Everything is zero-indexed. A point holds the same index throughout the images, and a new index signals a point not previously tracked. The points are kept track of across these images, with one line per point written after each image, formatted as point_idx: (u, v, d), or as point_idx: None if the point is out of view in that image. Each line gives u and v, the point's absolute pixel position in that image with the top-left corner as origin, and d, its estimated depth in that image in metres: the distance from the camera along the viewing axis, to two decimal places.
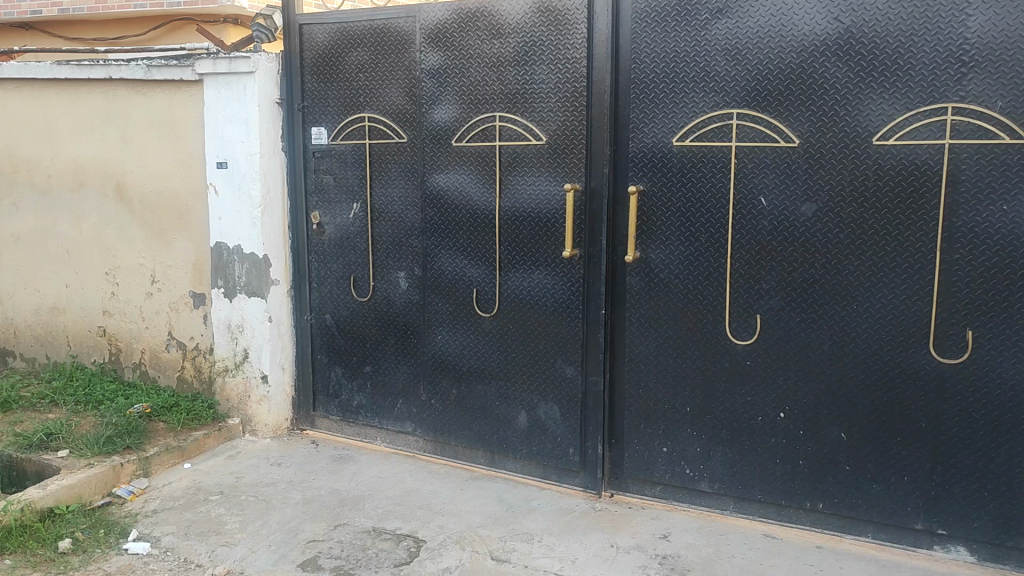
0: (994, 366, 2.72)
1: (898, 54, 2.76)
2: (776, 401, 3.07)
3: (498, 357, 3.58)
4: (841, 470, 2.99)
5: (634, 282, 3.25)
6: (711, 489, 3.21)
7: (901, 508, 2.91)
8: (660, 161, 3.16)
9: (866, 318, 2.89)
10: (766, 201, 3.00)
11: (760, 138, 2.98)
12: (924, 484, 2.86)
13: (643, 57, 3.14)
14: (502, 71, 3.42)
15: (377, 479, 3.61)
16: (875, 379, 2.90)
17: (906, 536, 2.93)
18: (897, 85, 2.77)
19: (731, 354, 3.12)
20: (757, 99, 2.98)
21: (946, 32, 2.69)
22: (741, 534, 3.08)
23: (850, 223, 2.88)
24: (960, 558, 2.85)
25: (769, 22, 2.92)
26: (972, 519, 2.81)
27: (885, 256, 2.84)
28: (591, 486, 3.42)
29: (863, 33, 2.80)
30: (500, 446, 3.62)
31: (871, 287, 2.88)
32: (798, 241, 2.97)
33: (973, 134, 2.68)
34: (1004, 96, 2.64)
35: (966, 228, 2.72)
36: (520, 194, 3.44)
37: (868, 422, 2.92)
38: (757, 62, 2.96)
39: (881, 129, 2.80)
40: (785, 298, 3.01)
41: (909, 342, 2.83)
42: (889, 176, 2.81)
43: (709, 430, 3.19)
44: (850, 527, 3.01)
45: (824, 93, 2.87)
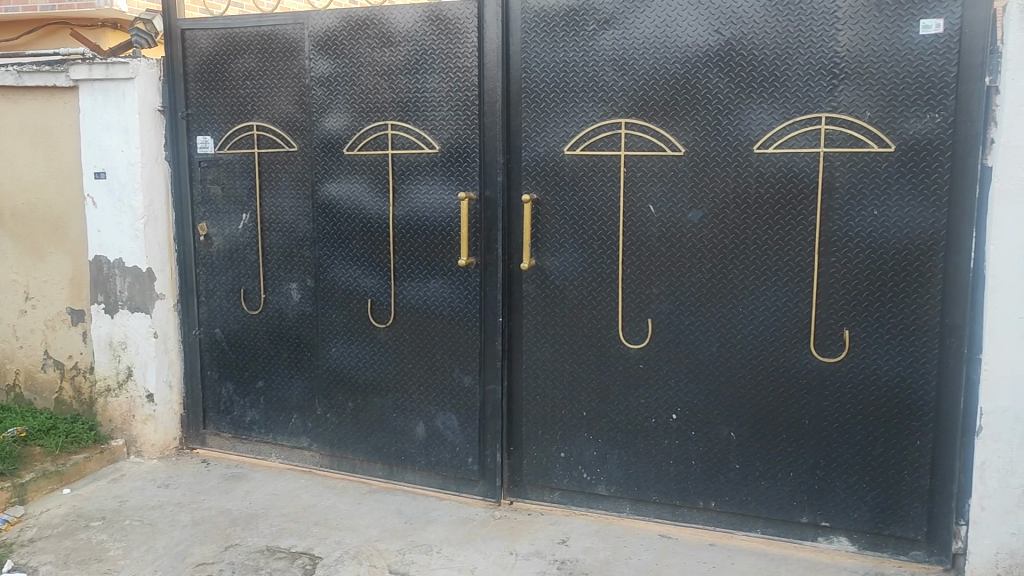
0: (869, 364, 2.86)
1: (775, 66, 2.87)
2: (668, 403, 3.14)
3: (395, 368, 3.54)
4: (731, 468, 3.08)
5: (530, 289, 3.28)
6: (608, 492, 3.26)
7: (787, 503, 3.02)
8: (552, 169, 3.20)
9: (752, 320, 3.00)
10: (655, 208, 3.07)
11: (648, 147, 3.05)
12: (809, 479, 2.98)
13: (534, 66, 3.18)
14: (393, 79, 3.40)
15: (271, 497, 3.51)
16: (761, 379, 3.00)
17: (793, 529, 3.04)
18: (774, 96, 2.88)
19: (625, 358, 3.17)
20: (644, 109, 3.05)
21: (819, 45, 2.82)
22: (637, 535, 3.14)
23: (734, 229, 2.98)
24: (842, 548, 2.98)
25: (653, 33, 3.00)
26: (852, 510, 2.94)
27: (768, 261, 2.95)
28: (490, 494, 3.42)
29: (742, 46, 2.90)
30: (398, 458, 3.58)
31: (755, 290, 2.98)
32: (686, 247, 3.05)
33: (845, 143, 2.82)
34: (873, 107, 2.78)
35: (840, 232, 2.85)
36: (414, 203, 3.42)
37: (755, 421, 3.03)
38: (643, 72, 3.03)
39: (761, 137, 2.91)
40: (675, 302, 3.09)
41: (792, 342, 2.95)
42: (769, 184, 2.92)
43: (605, 434, 3.24)
44: (740, 524, 3.11)
45: (707, 104, 2.97)
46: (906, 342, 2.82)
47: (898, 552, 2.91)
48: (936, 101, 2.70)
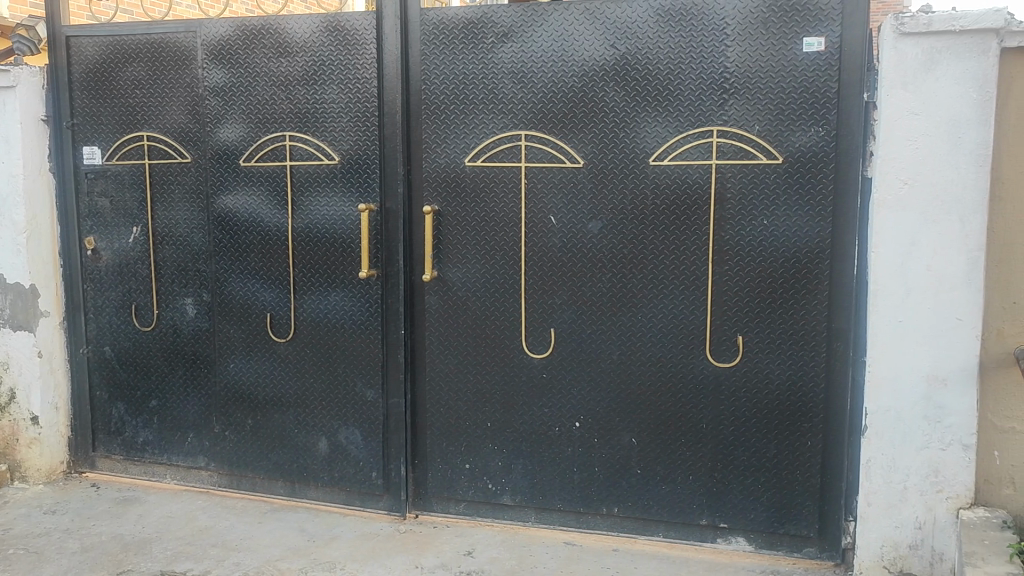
0: (761, 369, 2.97)
1: (668, 80, 2.95)
2: (571, 411, 3.17)
3: (296, 383, 3.47)
4: (633, 474, 3.13)
5: (432, 301, 3.27)
6: (513, 502, 3.27)
7: (687, 506, 3.10)
8: (453, 180, 3.20)
9: (650, 328, 3.06)
10: (555, 219, 3.11)
11: (548, 159, 3.09)
12: (707, 481, 3.06)
13: (433, 78, 3.19)
14: (290, 90, 3.35)
15: (167, 519, 3.40)
16: (660, 385, 3.07)
17: (693, 531, 3.11)
18: (668, 109, 2.96)
19: (528, 368, 3.20)
20: (544, 121, 3.09)
21: (709, 61, 2.91)
22: (543, 543, 3.16)
23: (632, 239, 3.05)
24: (740, 548, 3.07)
25: (551, 47, 3.05)
26: (749, 511, 3.04)
27: (665, 270, 3.03)
28: (396, 508, 3.39)
29: (637, 60, 2.98)
30: (300, 474, 3.51)
31: (653, 298, 3.05)
32: (586, 257, 3.10)
33: (736, 155, 2.92)
34: (761, 121, 2.89)
35: (732, 242, 2.95)
36: (314, 215, 3.37)
37: (655, 427, 3.09)
38: (541, 85, 3.07)
39: (657, 150, 2.98)
40: (576, 311, 3.13)
41: (689, 349, 3.03)
42: (664, 195, 3.00)
43: (509, 444, 3.25)
44: (643, 528, 3.17)
45: (604, 116, 3.03)
46: (796, 346, 2.93)
47: (793, 549, 3.02)
48: (820, 115, 2.83)
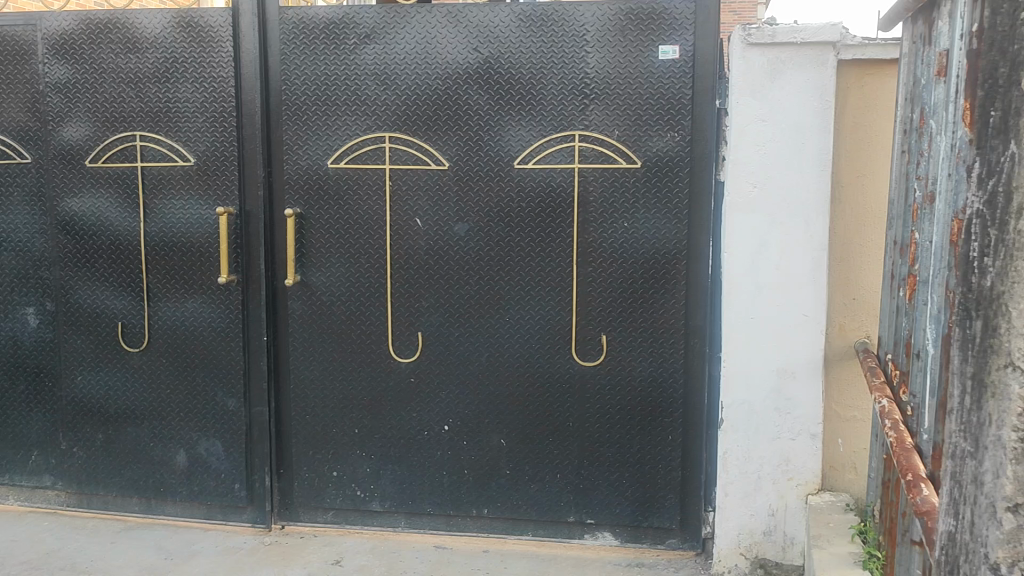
0: (623, 367, 3.05)
1: (531, 84, 2.99)
2: (439, 415, 3.17)
3: (151, 394, 3.32)
4: (501, 475, 3.16)
5: (296, 306, 3.20)
6: (382, 508, 3.24)
7: (555, 504, 3.14)
8: (316, 182, 3.14)
9: (516, 329, 3.09)
10: (421, 222, 3.10)
11: (412, 161, 3.08)
12: (574, 479, 3.12)
13: (293, 78, 3.12)
14: (140, 88, 3.20)
15: (9, 543, 3.19)
16: (527, 386, 3.10)
17: (561, 529, 3.16)
18: (530, 113, 3.00)
19: (396, 372, 3.17)
20: (408, 124, 3.07)
21: (569, 67, 2.97)
22: (413, 549, 3.15)
23: (498, 241, 3.07)
24: (606, 542, 3.15)
25: (415, 49, 3.04)
26: (615, 506, 3.11)
27: (530, 272, 3.06)
28: (260, 520, 3.29)
29: (500, 64, 3.00)
30: (157, 490, 3.36)
31: (519, 300, 3.08)
32: (452, 260, 3.10)
33: (597, 159, 2.99)
34: (620, 126, 2.97)
35: (594, 244, 3.02)
36: (168, 219, 3.24)
37: (522, 428, 3.12)
38: (405, 87, 3.06)
39: (520, 153, 3.02)
40: (443, 314, 3.13)
41: (554, 349, 3.08)
42: (530, 197, 3.03)
43: (378, 450, 3.22)
44: (512, 528, 3.19)
45: (468, 119, 3.04)
46: (656, 344, 3.03)
47: (656, 541, 3.12)
48: (675, 121, 2.93)
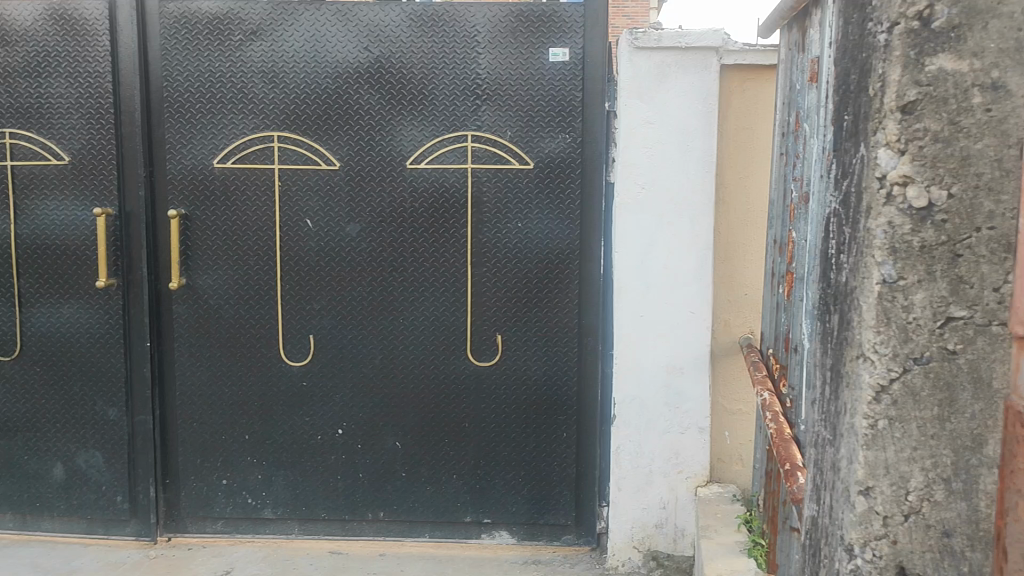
0: (517, 366, 3.07)
1: (422, 84, 2.98)
2: (333, 418, 3.12)
3: (24, 405, 3.17)
4: (397, 478, 3.14)
5: (181, 310, 3.10)
6: (275, 515, 3.18)
7: (452, 505, 3.15)
8: (202, 182, 3.05)
9: (410, 331, 3.08)
10: (312, 222, 3.05)
11: (302, 161, 3.03)
12: (470, 479, 3.13)
13: (176, 74, 3.03)
14: (10, 83, 3.05)
15: None
16: (422, 387, 3.10)
17: (458, 529, 3.17)
18: (422, 113, 2.99)
19: (288, 376, 3.12)
20: (297, 123, 3.02)
21: (461, 68, 2.97)
22: (307, 556, 3.10)
23: (391, 241, 3.05)
24: (503, 541, 3.17)
25: (303, 47, 2.99)
26: (511, 504, 3.14)
27: (424, 273, 3.05)
28: (145, 533, 3.18)
29: (390, 63, 2.98)
30: (32, 505, 3.21)
31: (413, 300, 3.07)
32: (346, 261, 3.06)
33: (489, 160, 3.00)
34: (512, 127, 2.99)
35: (487, 244, 3.03)
36: (41, 220, 3.09)
37: (418, 429, 3.11)
38: (293, 86, 3.01)
39: (413, 153, 3.01)
40: (336, 316, 3.09)
41: (449, 349, 3.08)
42: (423, 198, 3.02)
43: (269, 456, 3.15)
44: (409, 530, 3.17)
45: (359, 119, 3.00)
46: (550, 343, 3.06)
47: (552, 538, 3.16)
48: (566, 122, 2.97)
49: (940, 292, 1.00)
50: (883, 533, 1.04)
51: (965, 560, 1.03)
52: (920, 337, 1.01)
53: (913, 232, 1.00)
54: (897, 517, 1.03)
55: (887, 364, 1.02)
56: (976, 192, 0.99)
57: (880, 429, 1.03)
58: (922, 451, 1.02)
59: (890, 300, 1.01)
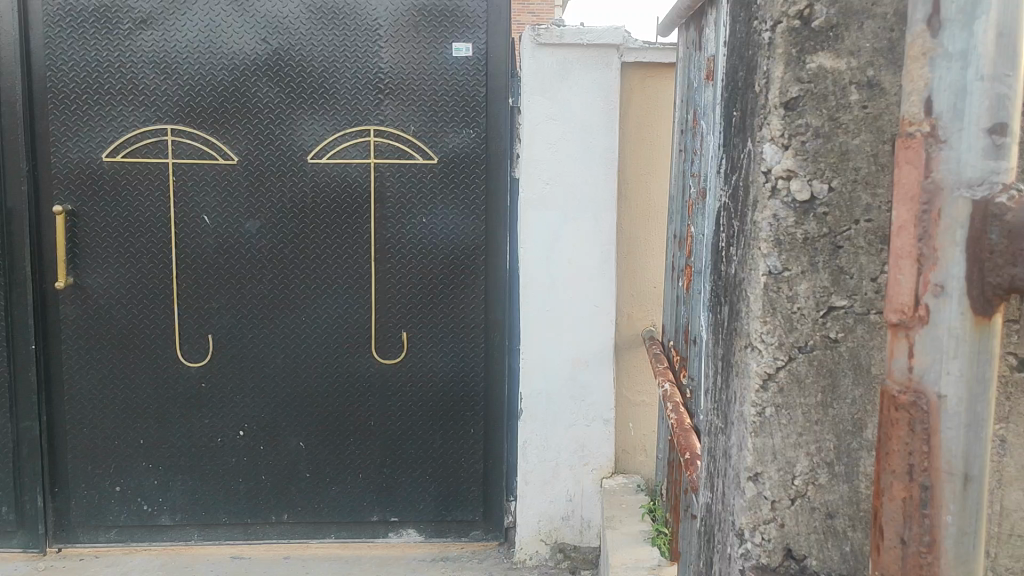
0: (423, 363, 3.05)
1: (322, 77, 2.93)
2: (234, 420, 3.05)
3: None
4: (302, 479, 3.09)
5: (70, 311, 2.98)
6: (173, 522, 3.09)
7: (358, 505, 3.12)
8: (90, 177, 2.92)
9: (313, 328, 3.03)
10: (209, 219, 2.96)
11: (198, 155, 2.93)
12: (377, 478, 3.10)
13: (60, 64, 2.89)
14: None
15: None
16: (327, 386, 3.05)
17: (364, 529, 3.14)
18: (323, 107, 2.94)
19: (185, 378, 3.03)
20: (192, 116, 2.92)
21: (362, 61, 2.93)
22: (207, 562, 3.02)
23: (293, 238, 2.98)
24: (411, 539, 3.15)
25: (197, 37, 2.90)
26: (418, 502, 3.13)
27: (327, 269, 3.00)
28: (33, 544, 3.04)
29: (289, 55, 2.92)
30: None
31: (316, 298, 3.01)
32: (245, 258, 2.98)
33: (393, 155, 2.96)
34: (416, 122, 2.96)
35: (392, 240, 3.00)
36: None
37: (323, 429, 3.07)
38: (187, 77, 2.91)
39: (314, 148, 2.95)
40: (236, 314, 3.01)
41: (354, 347, 3.04)
42: (325, 193, 2.97)
43: (166, 461, 3.06)
44: (313, 532, 3.13)
45: (257, 113, 2.93)
46: (456, 340, 3.05)
47: (461, 534, 3.16)
48: (470, 117, 2.96)
49: (823, 282, 1.04)
50: (771, 517, 1.07)
51: (847, 540, 1.06)
52: (804, 326, 1.05)
53: (796, 225, 1.03)
54: (784, 501, 1.07)
55: (773, 353, 1.05)
56: (854, 185, 1.02)
57: (767, 416, 1.06)
58: (806, 436, 1.06)
59: (775, 291, 1.04)
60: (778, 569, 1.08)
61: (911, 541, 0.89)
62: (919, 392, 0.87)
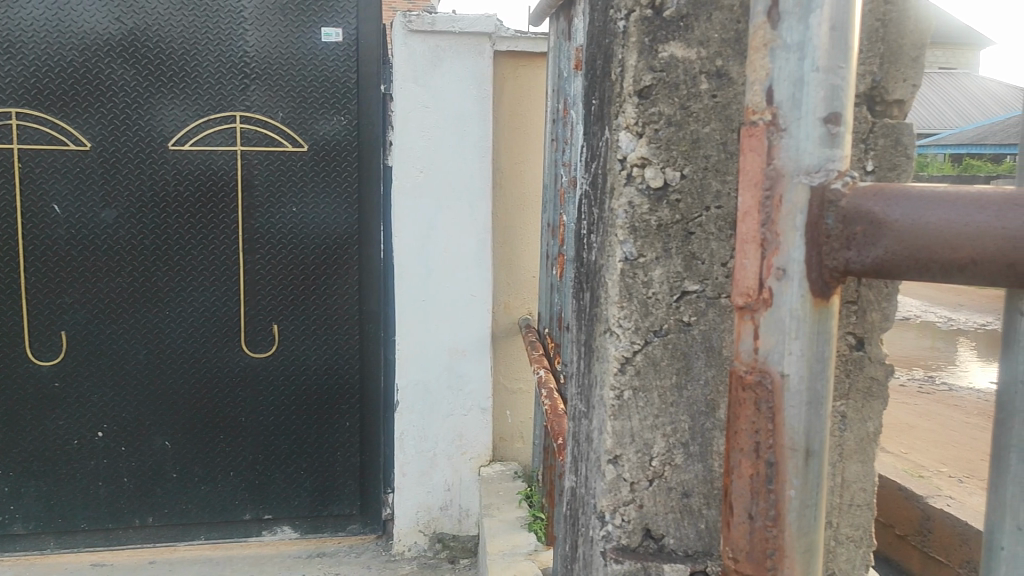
0: (295, 356, 2.97)
1: (183, 60, 2.80)
2: (92, 421, 2.90)
3: None
4: (168, 479, 2.98)
5: None
6: (26, 530, 2.93)
7: (228, 504, 3.02)
8: None
9: (177, 323, 2.90)
10: (60, 208, 2.80)
11: (46, 141, 2.77)
12: (249, 475, 3.02)
13: None
14: None
15: None
16: (193, 382, 2.94)
17: (235, 528, 3.05)
18: (183, 92, 2.81)
19: (36, 378, 2.86)
20: (39, 99, 2.75)
21: (225, 45, 2.82)
22: (65, 570, 2.87)
23: (153, 228, 2.85)
24: (285, 537, 3.08)
25: (44, 15, 2.73)
26: (292, 499, 3.05)
27: (191, 262, 2.88)
28: None
29: (146, 37, 2.78)
30: None
31: (180, 291, 2.89)
32: (101, 250, 2.83)
33: (260, 142, 2.87)
34: (284, 108, 2.87)
35: (261, 229, 2.90)
36: None
37: (190, 427, 2.96)
38: (32, 57, 2.73)
39: (174, 134, 2.82)
40: (92, 310, 2.85)
41: (222, 341, 2.93)
42: (188, 182, 2.84)
43: (17, 466, 2.90)
44: (181, 534, 3.02)
45: (112, 96, 2.78)
46: (330, 332, 2.99)
47: (337, 529, 3.11)
48: (341, 104, 2.89)
49: (676, 268, 1.06)
50: (630, 499, 1.09)
51: (702, 518, 1.09)
52: (658, 311, 1.07)
53: (650, 211, 1.05)
54: (642, 482, 1.09)
55: (630, 337, 1.07)
56: (705, 173, 1.05)
57: (626, 400, 1.08)
58: (662, 418, 1.08)
59: (631, 277, 1.06)
60: (637, 549, 1.11)
61: (757, 516, 0.92)
62: (764, 372, 0.89)
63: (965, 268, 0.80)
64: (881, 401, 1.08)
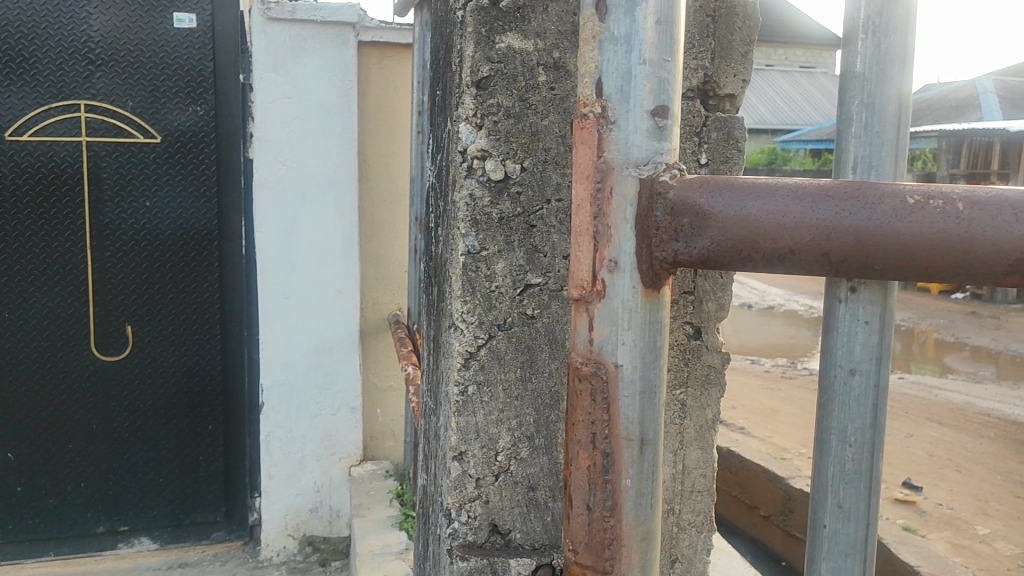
0: (151, 358, 2.83)
1: (20, 45, 2.63)
2: None
3: None
4: (12, 493, 2.79)
5: None
6: None
7: (80, 516, 2.86)
8: None
9: (19, 326, 2.72)
10: None
11: None
12: (102, 485, 2.86)
13: None
14: None
15: None
16: (38, 388, 2.76)
17: (89, 542, 2.88)
18: (21, 78, 2.64)
19: None
20: None
21: (68, 29, 2.66)
22: None
23: None
24: (143, 548, 2.93)
25: None
26: (151, 508, 2.92)
27: (33, 260, 2.70)
28: None
29: None
30: None
31: (22, 291, 2.71)
32: None
33: (108, 132, 2.72)
34: (134, 97, 2.72)
35: (111, 226, 2.74)
36: None
37: (36, 436, 2.78)
38: None
39: (12, 124, 2.64)
40: None
41: (70, 344, 2.77)
42: (28, 175, 2.67)
43: None
44: (28, 551, 2.84)
45: None
46: (189, 332, 2.85)
47: (201, 538, 2.98)
48: (197, 94, 2.77)
49: (518, 261, 1.06)
50: (475, 494, 1.08)
51: (548, 510, 1.10)
52: (501, 304, 1.06)
53: (491, 204, 1.04)
54: (488, 477, 1.08)
55: (473, 332, 1.06)
56: (545, 166, 1.05)
57: (469, 395, 1.06)
58: (507, 412, 1.07)
59: (473, 270, 1.05)
60: (484, 545, 1.10)
61: (595, 506, 0.90)
62: (598, 363, 0.88)
63: (785, 258, 0.81)
64: (718, 388, 1.12)
